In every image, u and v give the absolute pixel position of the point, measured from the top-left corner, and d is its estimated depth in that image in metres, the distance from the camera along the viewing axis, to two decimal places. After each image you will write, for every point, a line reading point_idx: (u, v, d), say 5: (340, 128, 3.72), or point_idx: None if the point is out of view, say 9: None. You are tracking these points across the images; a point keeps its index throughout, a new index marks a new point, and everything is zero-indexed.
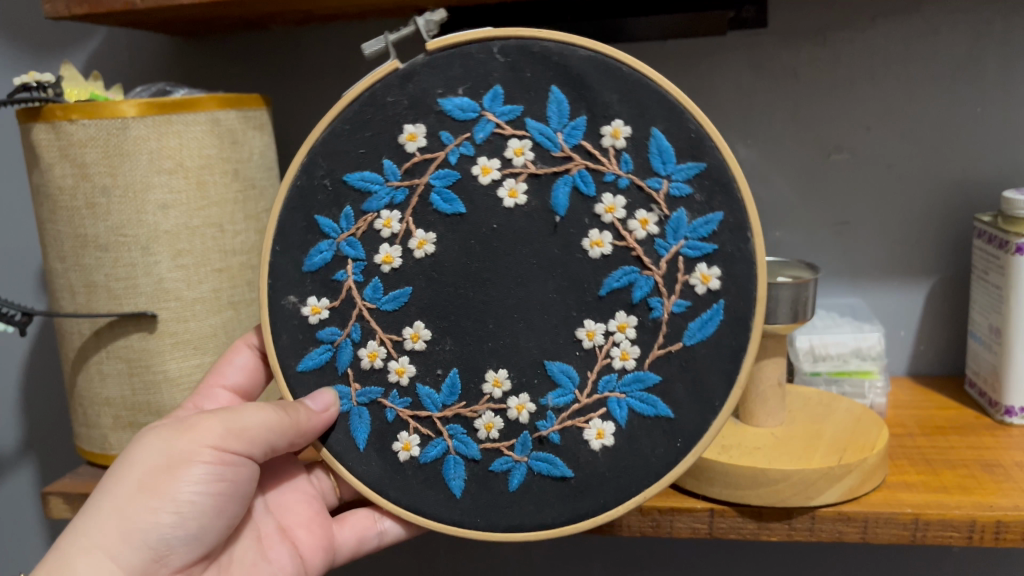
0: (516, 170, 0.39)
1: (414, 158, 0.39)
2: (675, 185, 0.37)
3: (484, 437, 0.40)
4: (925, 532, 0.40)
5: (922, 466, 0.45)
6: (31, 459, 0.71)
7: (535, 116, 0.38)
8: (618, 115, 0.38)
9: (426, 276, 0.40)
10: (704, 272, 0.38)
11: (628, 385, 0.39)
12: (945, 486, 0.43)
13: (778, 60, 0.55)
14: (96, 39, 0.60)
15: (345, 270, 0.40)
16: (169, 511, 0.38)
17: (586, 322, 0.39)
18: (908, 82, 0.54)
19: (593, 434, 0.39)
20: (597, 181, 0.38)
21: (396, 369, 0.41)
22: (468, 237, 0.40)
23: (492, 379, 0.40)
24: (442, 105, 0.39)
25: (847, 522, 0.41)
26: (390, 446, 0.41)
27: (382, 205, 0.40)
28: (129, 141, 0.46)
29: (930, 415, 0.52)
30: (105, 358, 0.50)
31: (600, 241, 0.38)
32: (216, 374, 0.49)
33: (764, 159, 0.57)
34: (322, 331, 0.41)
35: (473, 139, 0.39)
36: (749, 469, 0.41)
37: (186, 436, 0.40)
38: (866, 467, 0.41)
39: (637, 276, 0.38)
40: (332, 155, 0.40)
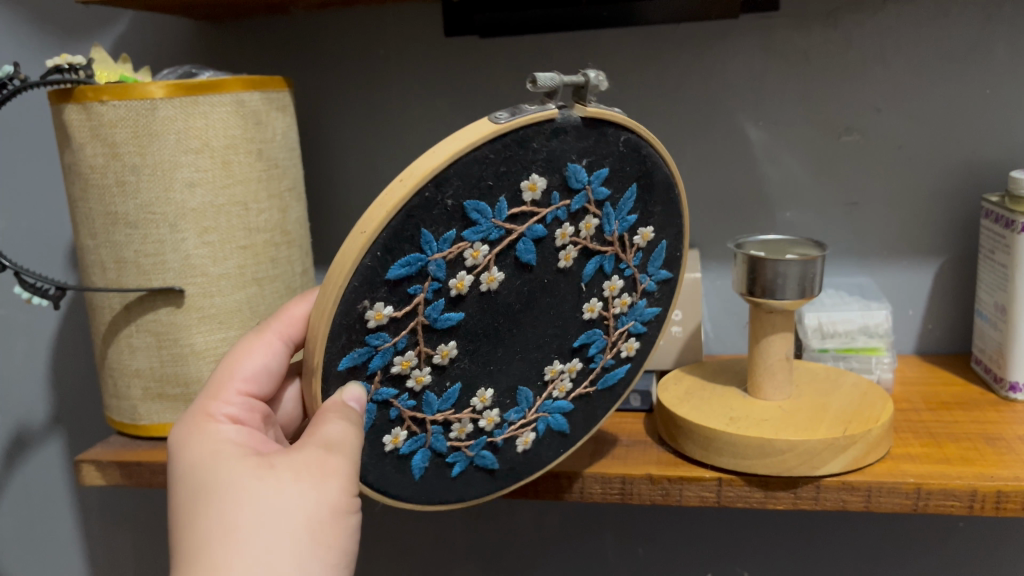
0: (580, 240, 0.39)
1: (524, 207, 0.37)
2: (650, 283, 0.44)
3: (453, 437, 0.40)
4: (927, 502, 0.42)
5: (926, 439, 0.46)
6: (61, 431, 0.73)
7: (613, 200, 0.40)
8: (651, 223, 0.42)
9: (479, 306, 0.38)
10: (631, 343, 0.45)
11: (555, 408, 0.44)
12: (948, 458, 0.44)
13: (791, 42, 0.56)
14: (124, 22, 0.62)
15: (420, 285, 0.35)
16: (337, 560, 0.35)
17: (555, 361, 0.42)
18: (918, 64, 0.55)
19: (522, 440, 0.43)
20: (614, 264, 0.42)
21: (416, 378, 0.37)
22: (526, 285, 0.39)
23: (480, 396, 0.40)
24: (569, 172, 0.37)
25: (851, 491, 0.42)
26: (381, 438, 0.38)
27: (478, 237, 0.36)
28: (157, 122, 0.48)
29: (936, 391, 0.53)
30: (134, 331, 0.51)
31: (593, 307, 0.42)
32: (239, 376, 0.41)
33: (777, 140, 0.58)
34: (372, 336, 0.35)
35: (569, 207, 0.38)
36: (757, 440, 0.42)
37: (321, 488, 0.35)
38: (870, 438, 0.42)
39: (598, 336, 0.43)
40: (468, 179, 0.35)
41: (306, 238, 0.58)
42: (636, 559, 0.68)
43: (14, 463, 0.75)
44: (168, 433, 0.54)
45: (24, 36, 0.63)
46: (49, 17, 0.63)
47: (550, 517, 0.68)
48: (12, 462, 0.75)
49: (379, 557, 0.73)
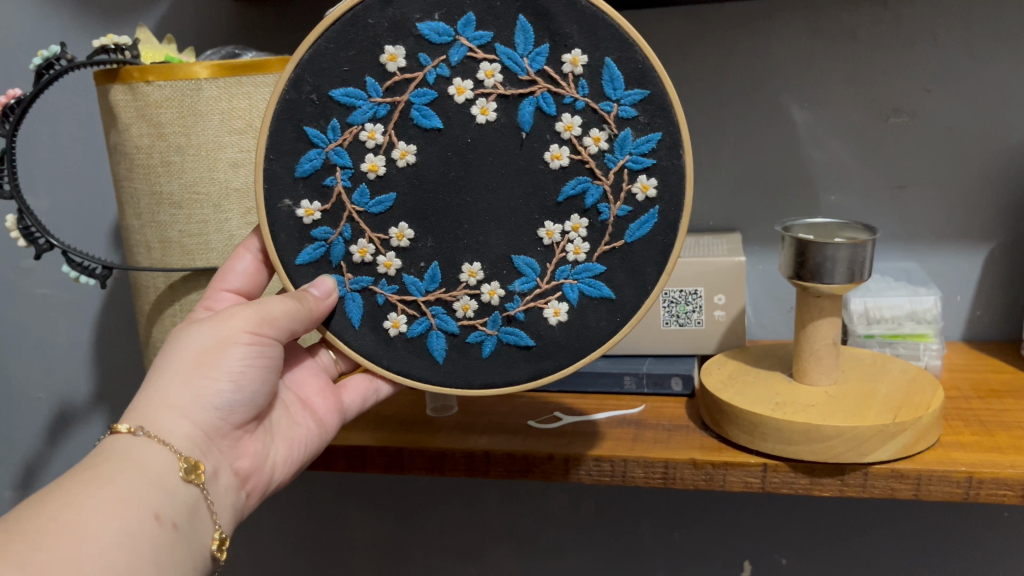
0: (488, 91, 0.41)
1: (395, 77, 0.41)
2: (623, 109, 0.40)
3: (461, 316, 0.44)
4: (979, 491, 0.41)
5: (976, 428, 0.45)
6: (103, 409, 0.74)
7: (504, 41, 0.40)
8: (577, 44, 0.40)
9: (409, 184, 0.42)
10: (644, 182, 0.41)
11: (580, 273, 0.43)
12: (1000, 447, 0.43)
13: (838, 23, 0.55)
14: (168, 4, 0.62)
15: (334, 177, 0.42)
16: (225, 381, 0.40)
17: (546, 223, 0.42)
18: (970, 44, 0.54)
19: (486, 294, 0.43)
20: (558, 102, 0.41)
21: (384, 263, 0.43)
22: (446, 150, 0.42)
23: (467, 271, 0.43)
24: (421, 29, 0.40)
25: (899, 479, 0.42)
26: (381, 324, 0.44)
27: (366, 118, 0.41)
28: (201, 102, 0.48)
29: (985, 378, 0.52)
30: (178, 311, 0.52)
31: (559, 154, 0.41)
32: (220, 279, 0.46)
33: (822, 121, 0.57)
34: (316, 231, 0.43)
35: (448, 62, 0.41)
36: (803, 426, 0.42)
37: (223, 324, 0.40)
38: (920, 426, 0.42)
39: (590, 185, 0.42)
40: (317, 70, 0.41)
41: None
42: (673, 543, 0.68)
43: (57, 441, 0.76)
44: None
45: (71, 20, 0.64)
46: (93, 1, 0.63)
47: (586, 500, 0.68)
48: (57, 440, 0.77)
49: (415, 538, 0.73)
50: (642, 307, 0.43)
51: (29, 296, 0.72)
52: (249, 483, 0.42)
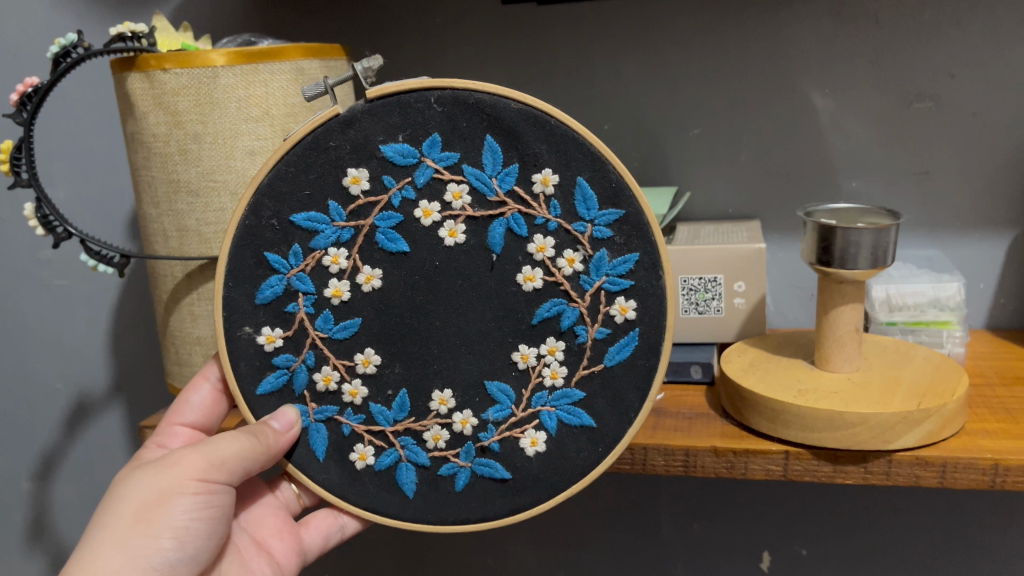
0: (454, 213, 0.41)
1: (358, 201, 0.41)
2: (598, 229, 0.41)
3: (432, 446, 0.43)
4: (1005, 478, 0.40)
5: (1003, 416, 0.45)
6: (121, 400, 0.75)
7: (471, 162, 0.41)
8: (547, 164, 0.40)
9: (374, 307, 0.42)
10: (622, 304, 0.41)
11: (558, 400, 0.43)
12: None
13: (861, 7, 0.54)
14: None
15: (297, 303, 0.42)
16: (168, 537, 0.40)
17: (520, 346, 0.42)
18: (995, 27, 0.53)
19: (458, 423, 0.43)
20: (529, 223, 0.41)
21: (350, 391, 0.43)
22: (413, 273, 0.42)
23: (437, 399, 0.43)
24: (384, 151, 0.41)
25: (924, 466, 0.41)
26: (347, 457, 0.44)
27: (329, 243, 0.42)
28: (219, 90, 0.48)
29: (1011, 366, 0.51)
30: (197, 299, 0.52)
31: (532, 276, 0.41)
32: (175, 412, 0.49)
33: (843, 108, 0.56)
34: (278, 358, 0.43)
35: (414, 184, 0.41)
36: (827, 413, 0.41)
37: (167, 474, 0.41)
38: (945, 413, 0.41)
39: (565, 307, 0.42)
40: (276, 195, 0.41)
41: None
42: (692, 536, 0.68)
43: (76, 431, 0.77)
44: None
45: (88, 8, 0.64)
46: None
47: (603, 491, 0.68)
48: (75, 431, 0.77)
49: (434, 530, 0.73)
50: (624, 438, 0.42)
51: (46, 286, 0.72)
52: None
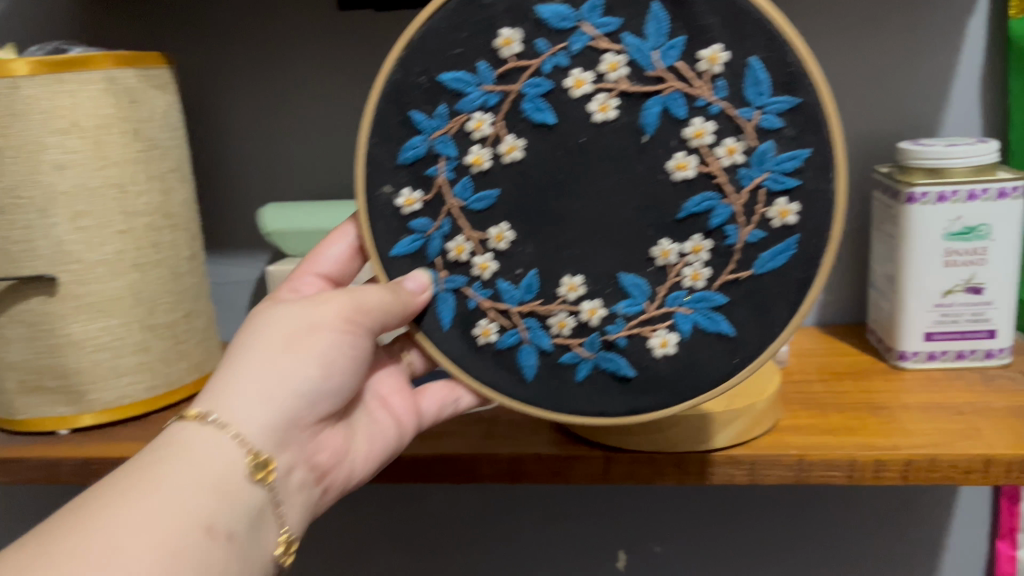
0: (608, 85, 0.44)
1: (508, 63, 0.44)
2: (768, 117, 0.42)
3: (558, 332, 0.47)
4: (810, 473, 0.45)
5: (813, 412, 0.50)
6: None
7: (633, 30, 0.43)
8: (716, 39, 0.42)
9: (514, 177, 0.46)
10: (563, 319, 0.47)
11: (593, 346, 0.46)
12: (836, 429, 0.48)
13: None
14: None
15: (437, 167, 0.46)
16: (315, 366, 0.44)
17: (482, 256, 0.47)
18: (845, 35, 0.61)
19: (482, 331, 0.48)
20: (688, 105, 0.43)
21: (480, 264, 0.47)
22: (483, 211, 0.46)
23: (567, 284, 0.46)
24: (543, 12, 0.43)
25: (735, 465, 0.46)
26: (472, 329, 0.48)
27: (476, 107, 0.45)
28: (19, 101, 0.46)
29: (827, 362, 0.59)
30: (7, 322, 0.51)
31: (501, 235, 0.46)
32: (312, 263, 0.54)
33: None
34: (416, 222, 0.47)
35: (569, 50, 0.44)
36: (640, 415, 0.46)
37: (317, 309, 0.46)
38: (755, 412, 0.47)
39: (511, 289, 0.47)
40: (428, 51, 0.45)
41: (196, 221, 0.57)
42: (551, 541, 0.70)
43: None
44: (50, 426, 0.53)
45: None
46: None
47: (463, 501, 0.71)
48: None
49: (302, 538, 0.74)
50: (719, 370, 0.45)
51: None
52: (324, 477, 0.47)
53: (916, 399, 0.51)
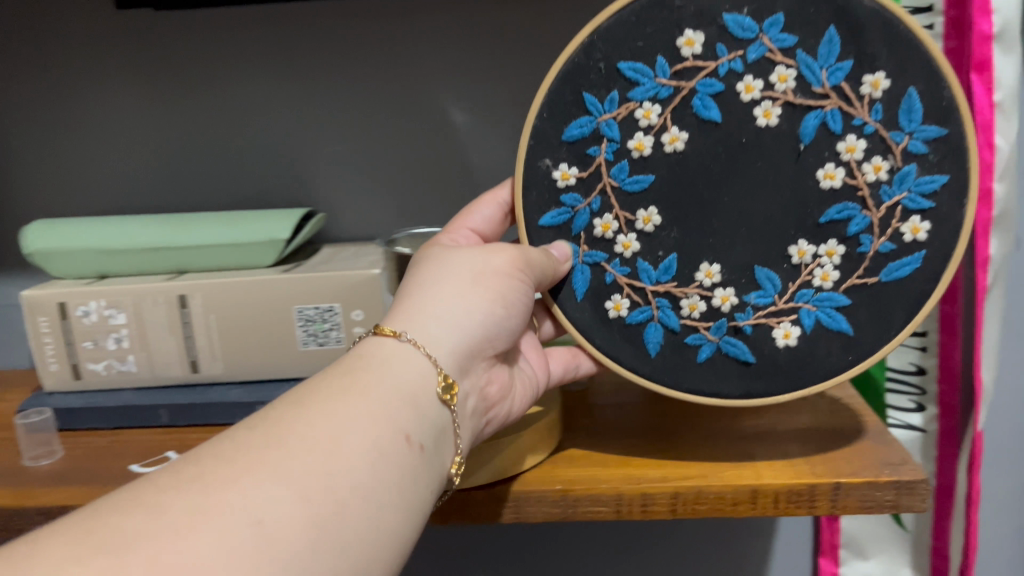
0: (776, 95, 0.48)
1: (687, 61, 0.48)
2: (914, 142, 0.47)
3: (688, 314, 0.52)
4: (788, 502, 0.53)
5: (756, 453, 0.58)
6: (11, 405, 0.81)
7: (806, 48, 0.47)
8: (882, 67, 0.46)
9: (669, 166, 0.50)
10: (916, 224, 0.48)
11: (821, 301, 0.50)
12: (806, 463, 0.56)
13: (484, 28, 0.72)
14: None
15: (599, 147, 0.51)
16: (496, 303, 0.49)
17: (800, 242, 0.50)
18: None
19: (720, 299, 0.51)
20: (846, 122, 0.47)
21: (624, 243, 0.52)
22: (718, 143, 0.49)
23: (705, 271, 0.51)
24: (726, 20, 0.47)
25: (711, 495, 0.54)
26: (603, 303, 0.53)
27: (646, 97, 0.49)
28: None
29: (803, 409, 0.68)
30: None
31: (832, 174, 0.48)
32: (465, 218, 0.57)
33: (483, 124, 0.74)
34: (566, 196, 0.52)
35: (745, 58, 0.48)
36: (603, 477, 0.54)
37: (491, 257, 0.50)
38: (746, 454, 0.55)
39: (857, 213, 0.48)
40: (612, 40, 0.49)
41: None
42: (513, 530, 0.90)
43: None
44: None
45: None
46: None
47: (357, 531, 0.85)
48: None
49: None
50: (876, 351, 0.50)
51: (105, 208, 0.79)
52: (489, 410, 0.52)
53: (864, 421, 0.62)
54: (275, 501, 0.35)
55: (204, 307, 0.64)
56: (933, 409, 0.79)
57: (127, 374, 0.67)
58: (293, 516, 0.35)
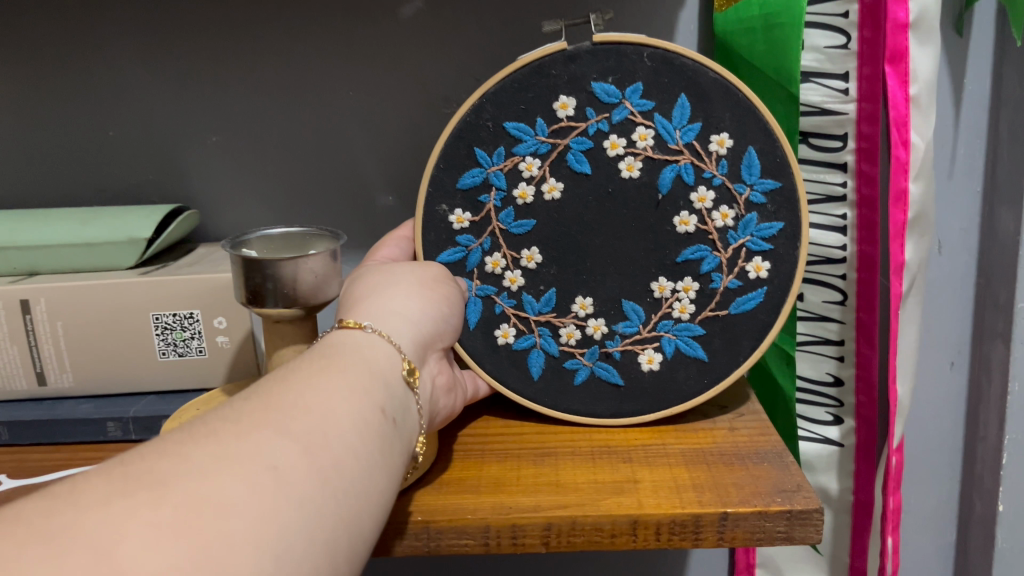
0: (638, 150, 0.73)
1: (562, 121, 0.73)
2: (754, 193, 0.73)
3: (565, 340, 0.77)
4: (701, 530, 0.64)
5: (653, 482, 0.69)
6: None
7: (662, 114, 0.73)
8: (724, 131, 0.72)
9: (547, 210, 0.75)
10: (759, 264, 0.74)
11: (681, 331, 0.76)
12: (696, 489, 0.67)
13: (422, 89, 0.92)
14: (13, 81, 0.92)
15: (488, 196, 0.75)
16: (435, 299, 0.64)
17: (661, 280, 0.76)
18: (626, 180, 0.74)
19: (593, 328, 0.77)
20: (696, 174, 0.73)
21: (511, 278, 0.77)
22: (589, 191, 0.75)
23: (579, 303, 0.77)
24: (594, 87, 0.72)
25: (706, 527, 0.64)
26: (495, 333, 0.78)
27: (528, 151, 0.74)
28: None
29: (716, 470, 0.70)
30: None
31: (687, 222, 0.74)
32: (376, 255, 0.76)
33: (410, 169, 0.95)
34: (461, 236, 0.76)
35: (609, 120, 0.73)
36: (689, 479, 0.69)
37: (426, 267, 0.67)
38: (737, 492, 0.66)
39: (710, 255, 0.75)
40: (496, 105, 0.73)
41: None
42: None
43: None
44: None
45: None
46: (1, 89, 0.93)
47: None
48: None
49: None
50: (730, 374, 0.76)
51: (126, 191, 0.96)
52: (437, 404, 0.64)
53: (758, 465, 0.70)
54: (284, 454, 0.42)
55: (50, 315, 0.81)
56: (850, 421, 0.94)
57: None
58: (300, 467, 0.42)
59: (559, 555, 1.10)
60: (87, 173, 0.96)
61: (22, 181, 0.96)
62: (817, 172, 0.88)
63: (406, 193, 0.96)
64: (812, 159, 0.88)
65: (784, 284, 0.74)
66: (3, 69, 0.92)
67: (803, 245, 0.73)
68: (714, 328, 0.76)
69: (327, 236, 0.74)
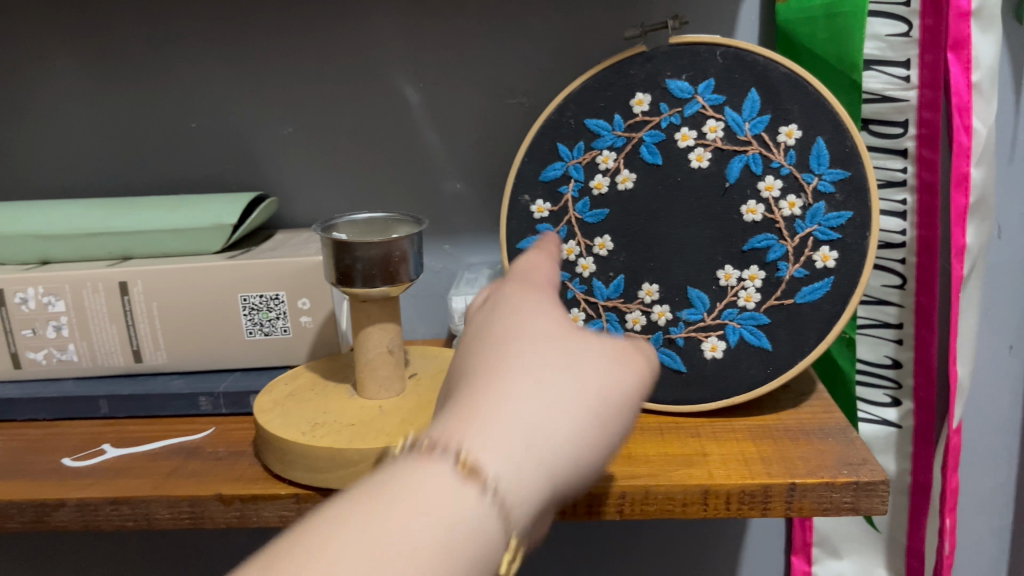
0: (708, 142, 0.77)
1: (637, 116, 0.79)
2: (823, 183, 0.74)
3: (632, 326, 0.81)
4: (769, 500, 0.67)
5: (719, 455, 0.72)
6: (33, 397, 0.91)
7: (732, 107, 0.76)
8: (793, 122, 0.75)
9: (622, 201, 0.80)
10: (826, 254, 0.75)
11: (745, 318, 0.77)
12: (762, 462, 0.70)
13: (489, 81, 0.96)
14: (106, 75, 0.98)
15: (568, 187, 0.82)
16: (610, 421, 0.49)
17: (726, 268, 0.78)
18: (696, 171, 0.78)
19: (658, 315, 0.80)
20: (765, 164, 0.76)
21: (583, 264, 0.82)
22: (659, 181, 0.79)
23: (646, 290, 0.80)
24: (669, 84, 0.78)
25: (775, 497, 0.67)
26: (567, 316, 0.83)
27: (606, 145, 0.80)
28: None
29: (781, 445, 0.73)
30: None
31: (754, 211, 0.76)
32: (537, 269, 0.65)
33: (477, 157, 0.99)
34: (541, 225, 0.83)
35: (682, 114, 0.78)
36: (754, 453, 0.72)
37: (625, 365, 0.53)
38: (804, 465, 0.69)
39: (776, 244, 0.76)
40: (579, 104, 0.81)
41: None
42: None
43: None
44: None
45: (62, 90, 0.98)
46: (94, 83, 0.98)
47: None
48: None
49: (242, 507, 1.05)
50: (795, 366, 0.77)
51: (207, 181, 1.01)
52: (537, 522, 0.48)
53: (822, 441, 0.73)
54: None
55: (144, 294, 0.86)
56: (908, 403, 0.95)
57: (68, 361, 0.88)
58: None
59: (618, 533, 1.14)
60: (171, 163, 1.01)
61: (112, 169, 1.01)
62: (881, 159, 0.90)
63: (474, 181, 1.00)
64: (875, 145, 0.89)
65: (852, 273, 0.74)
66: (96, 64, 0.97)
67: (873, 234, 0.73)
68: (780, 318, 0.77)
69: (408, 221, 0.78)
